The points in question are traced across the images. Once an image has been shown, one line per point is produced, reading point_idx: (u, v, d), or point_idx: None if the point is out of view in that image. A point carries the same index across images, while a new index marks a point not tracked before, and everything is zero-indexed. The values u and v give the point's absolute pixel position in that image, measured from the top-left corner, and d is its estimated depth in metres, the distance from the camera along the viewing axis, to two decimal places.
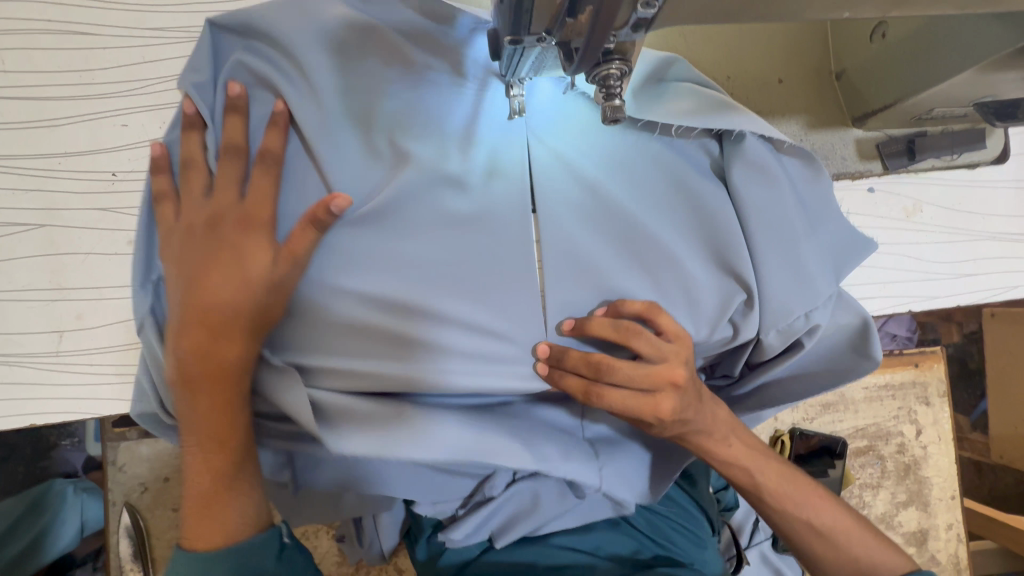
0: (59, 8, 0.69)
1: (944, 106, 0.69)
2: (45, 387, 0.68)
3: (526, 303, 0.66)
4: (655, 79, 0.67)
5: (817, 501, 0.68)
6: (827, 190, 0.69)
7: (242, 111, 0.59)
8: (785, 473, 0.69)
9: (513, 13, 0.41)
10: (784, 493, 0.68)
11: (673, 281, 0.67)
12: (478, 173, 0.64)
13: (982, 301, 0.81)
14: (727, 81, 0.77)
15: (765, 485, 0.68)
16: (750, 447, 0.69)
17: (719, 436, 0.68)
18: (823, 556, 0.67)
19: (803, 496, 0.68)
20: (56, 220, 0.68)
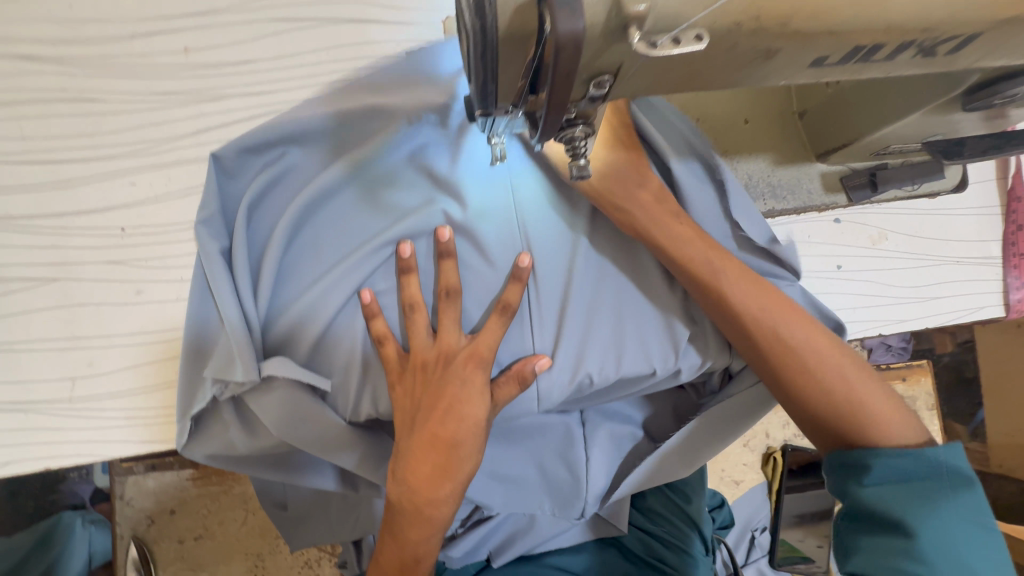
0: (72, 78, 0.75)
1: (900, 142, 0.72)
2: (58, 432, 0.72)
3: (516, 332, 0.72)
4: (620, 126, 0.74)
5: (861, 385, 0.65)
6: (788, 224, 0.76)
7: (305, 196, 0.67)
8: (830, 354, 0.66)
9: (480, 94, 0.45)
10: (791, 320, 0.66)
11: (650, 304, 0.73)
12: (466, 216, 0.70)
13: (952, 322, 0.85)
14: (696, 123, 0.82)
15: (808, 364, 0.65)
16: (799, 322, 0.66)
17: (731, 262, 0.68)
18: (843, 391, 0.65)
19: (819, 360, 0.65)
20: (69, 274, 0.73)
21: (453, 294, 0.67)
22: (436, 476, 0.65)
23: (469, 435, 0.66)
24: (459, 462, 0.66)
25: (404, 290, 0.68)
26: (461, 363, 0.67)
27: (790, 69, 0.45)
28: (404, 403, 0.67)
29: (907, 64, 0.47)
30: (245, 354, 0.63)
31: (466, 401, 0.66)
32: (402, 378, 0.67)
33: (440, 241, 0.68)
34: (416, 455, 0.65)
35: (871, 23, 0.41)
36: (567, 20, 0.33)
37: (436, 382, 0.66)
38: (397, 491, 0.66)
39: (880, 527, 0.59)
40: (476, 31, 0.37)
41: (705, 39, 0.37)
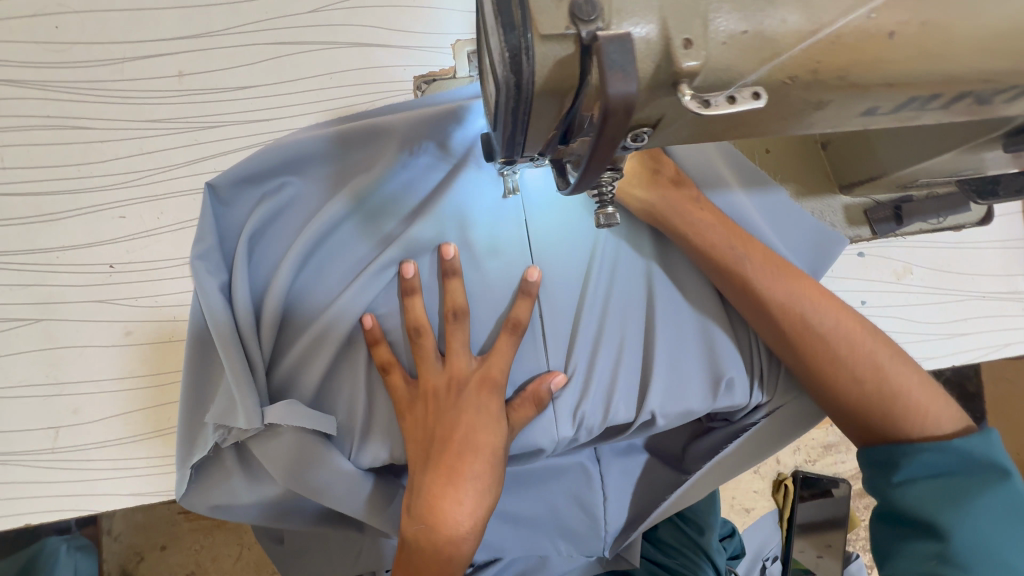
0: (57, 104, 0.70)
1: (929, 177, 0.69)
2: (39, 485, 0.67)
3: (528, 352, 0.68)
4: None
5: (898, 373, 0.63)
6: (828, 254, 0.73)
7: (312, 230, 0.62)
8: (863, 346, 0.64)
9: (505, 144, 0.41)
10: (824, 321, 0.64)
11: (672, 337, 0.69)
12: (474, 252, 0.66)
13: (977, 359, 0.82)
14: None
15: (843, 362, 0.63)
16: (833, 316, 0.64)
17: (763, 258, 0.66)
18: (886, 390, 0.62)
19: (852, 357, 0.63)
20: (53, 314, 0.68)
21: (462, 316, 0.63)
22: (454, 505, 0.59)
23: (484, 457, 0.61)
24: (479, 489, 0.60)
25: (408, 314, 0.64)
26: (472, 390, 0.64)
27: (841, 118, 0.42)
28: (416, 432, 0.64)
29: (961, 112, 0.44)
30: (245, 399, 0.58)
31: (481, 428, 0.62)
32: (411, 405, 0.64)
33: (445, 259, 0.63)
34: (433, 485, 0.60)
35: (931, 73, 0.38)
36: (618, 82, 0.29)
37: (447, 405, 0.63)
38: (414, 528, 0.59)
39: (919, 530, 0.58)
40: (509, 85, 0.33)
41: (762, 97, 0.34)
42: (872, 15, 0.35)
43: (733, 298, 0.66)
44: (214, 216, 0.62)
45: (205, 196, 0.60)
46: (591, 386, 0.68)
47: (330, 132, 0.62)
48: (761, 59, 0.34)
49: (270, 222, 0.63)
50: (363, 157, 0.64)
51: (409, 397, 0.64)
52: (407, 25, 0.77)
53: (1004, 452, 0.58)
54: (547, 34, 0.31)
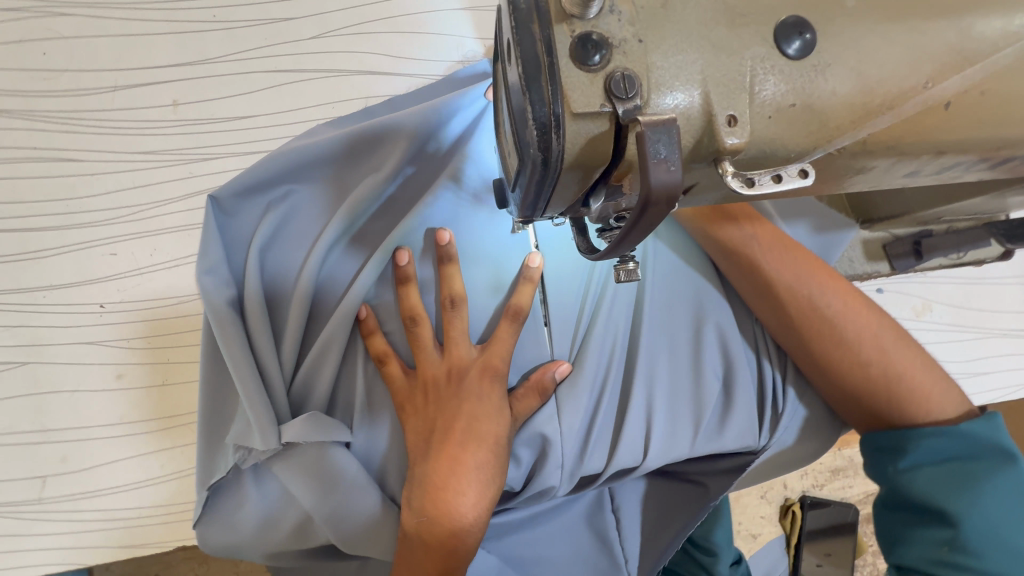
0: (45, 135, 0.67)
1: (955, 214, 0.66)
2: (25, 538, 0.63)
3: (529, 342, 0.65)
4: None
5: (905, 357, 0.61)
6: None
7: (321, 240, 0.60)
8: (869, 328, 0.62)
9: (525, 208, 0.38)
10: (829, 302, 0.62)
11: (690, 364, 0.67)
12: (483, 287, 0.64)
13: (997, 399, 0.79)
14: None
15: (852, 347, 0.61)
16: (841, 301, 0.62)
17: (772, 242, 0.63)
18: (897, 374, 0.60)
19: (858, 341, 0.61)
20: (39, 356, 0.65)
21: (459, 301, 0.59)
22: (456, 494, 0.56)
23: (485, 443, 0.59)
24: (479, 477, 0.57)
25: (403, 302, 0.60)
26: (473, 376, 0.61)
27: (882, 180, 0.39)
28: (415, 423, 0.61)
29: (1008, 170, 0.42)
30: (263, 425, 0.57)
31: (483, 417, 0.60)
32: (408, 394, 0.61)
33: (441, 244, 0.60)
34: (433, 474, 0.57)
35: (984, 140, 0.35)
36: (660, 169, 0.26)
37: (446, 392, 0.61)
38: (414, 520, 0.56)
39: (923, 516, 0.56)
40: (536, 163, 0.30)
41: (809, 175, 0.31)
42: (927, 83, 0.33)
43: (741, 282, 0.64)
44: (219, 228, 0.60)
45: (206, 210, 0.60)
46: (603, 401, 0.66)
47: (336, 140, 0.60)
48: (808, 133, 0.31)
49: (278, 232, 0.61)
50: (370, 163, 0.62)
51: (405, 386, 0.61)
52: (413, 51, 0.74)
53: (1007, 437, 0.56)
54: (580, 109, 0.28)
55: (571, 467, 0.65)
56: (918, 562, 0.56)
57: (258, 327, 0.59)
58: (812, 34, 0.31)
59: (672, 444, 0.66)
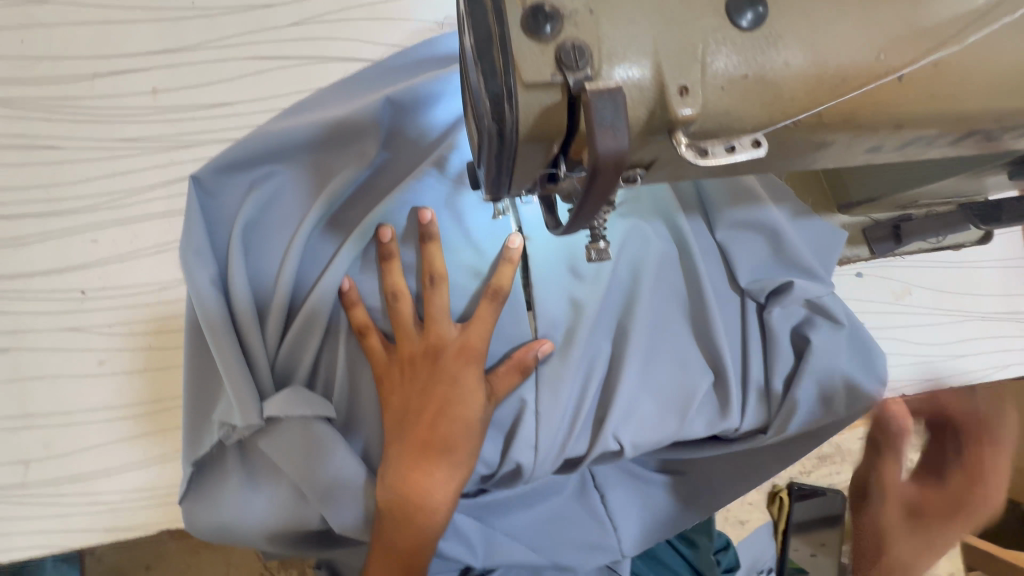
0: (25, 122, 0.67)
1: (931, 198, 0.67)
2: (10, 522, 0.64)
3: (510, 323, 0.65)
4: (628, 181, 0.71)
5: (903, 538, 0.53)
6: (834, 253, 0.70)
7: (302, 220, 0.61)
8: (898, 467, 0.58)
9: (491, 186, 0.39)
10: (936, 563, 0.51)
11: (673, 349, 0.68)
12: (464, 272, 0.64)
13: (977, 381, 0.80)
14: None
15: None
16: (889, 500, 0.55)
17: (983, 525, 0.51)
18: None
19: None
20: (22, 344, 0.65)
21: (438, 279, 0.60)
22: (428, 475, 0.59)
23: (463, 423, 0.60)
24: (448, 456, 0.60)
25: (385, 278, 0.61)
26: (451, 356, 0.60)
27: (844, 156, 0.39)
28: (393, 401, 0.61)
29: (970, 146, 0.42)
30: (247, 403, 0.58)
31: (461, 398, 0.60)
32: (388, 368, 0.61)
33: (424, 223, 0.61)
34: (407, 451, 0.59)
35: (941, 113, 0.36)
36: (607, 137, 0.27)
37: (424, 372, 0.61)
38: (386, 497, 0.59)
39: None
40: (492, 135, 0.31)
41: (762, 146, 0.32)
42: (881, 56, 0.33)
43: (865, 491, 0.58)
44: (202, 207, 0.62)
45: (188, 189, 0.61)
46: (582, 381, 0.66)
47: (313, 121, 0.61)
48: (763, 104, 0.32)
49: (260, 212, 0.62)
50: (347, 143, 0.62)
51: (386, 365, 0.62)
52: (394, 37, 0.73)
53: None
54: (533, 81, 0.29)
55: (547, 450, 0.65)
56: None
57: (240, 305, 0.61)
58: (763, 7, 0.31)
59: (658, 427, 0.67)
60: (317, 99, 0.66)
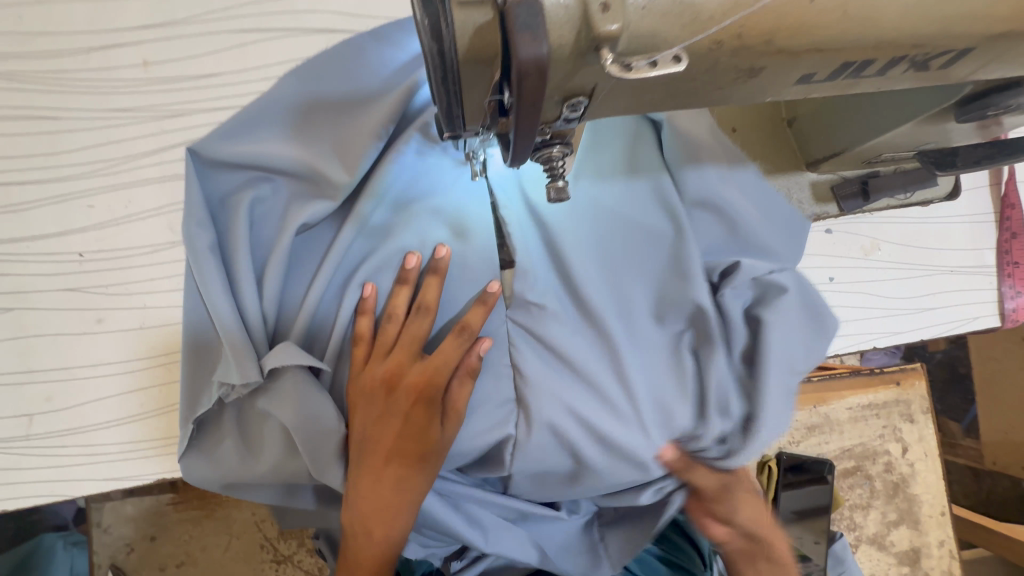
0: (25, 95, 0.71)
1: (892, 151, 0.69)
2: (16, 471, 0.68)
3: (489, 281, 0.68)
4: (601, 125, 0.68)
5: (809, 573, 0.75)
6: (796, 229, 0.71)
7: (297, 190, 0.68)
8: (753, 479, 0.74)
9: (444, 117, 0.41)
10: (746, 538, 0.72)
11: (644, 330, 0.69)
12: (442, 233, 0.68)
13: (947, 333, 0.82)
14: (734, 133, 0.77)
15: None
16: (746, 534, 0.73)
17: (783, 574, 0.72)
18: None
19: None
20: (24, 303, 0.69)
21: (426, 312, 0.64)
22: (384, 513, 0.64)
23: (418, 460, 0.64)
24: (402, 492, 0.64)
25: (393, 300, 0.65)
26: (409, 389, 0.64)
27: (775, 87, 0.42)
28: (369, 394, 0.64)
29: (900, 78, 0.45)
30: (243, 358, 0.61)
31: (419, 433, 0.64)
32: (356, 408, 0.65)
33: (435, 258, 0.65)
34: (374, 468, 0.63)
35: (859, 38, 0.39)
36: (528, 45, 0.30)
37: (379, 413, 0.64)
38: (349, 516, 0.65)
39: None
40: (432, 53, 0.34)
41: (683, 62, 0.35)
42: None
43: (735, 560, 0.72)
44: (200, 175, 0.67)
45: (188, 161, 0.67)
46: (539, 357, 0.68)
47: (302, 98, 0.68)
48: (683, 26, 0.34)
49: (256, 183, 0.68)
50: (334, 116, 0.68)
51: (367, 370, 0.65)
52: (375, 9, 0.77)
53: None
54: (465, 1, 0.33)
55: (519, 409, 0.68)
56: None
57: (236, 267, 0.65)
58: None
59: (624, 434, 0.68)
60: (301, 68, 0.69)
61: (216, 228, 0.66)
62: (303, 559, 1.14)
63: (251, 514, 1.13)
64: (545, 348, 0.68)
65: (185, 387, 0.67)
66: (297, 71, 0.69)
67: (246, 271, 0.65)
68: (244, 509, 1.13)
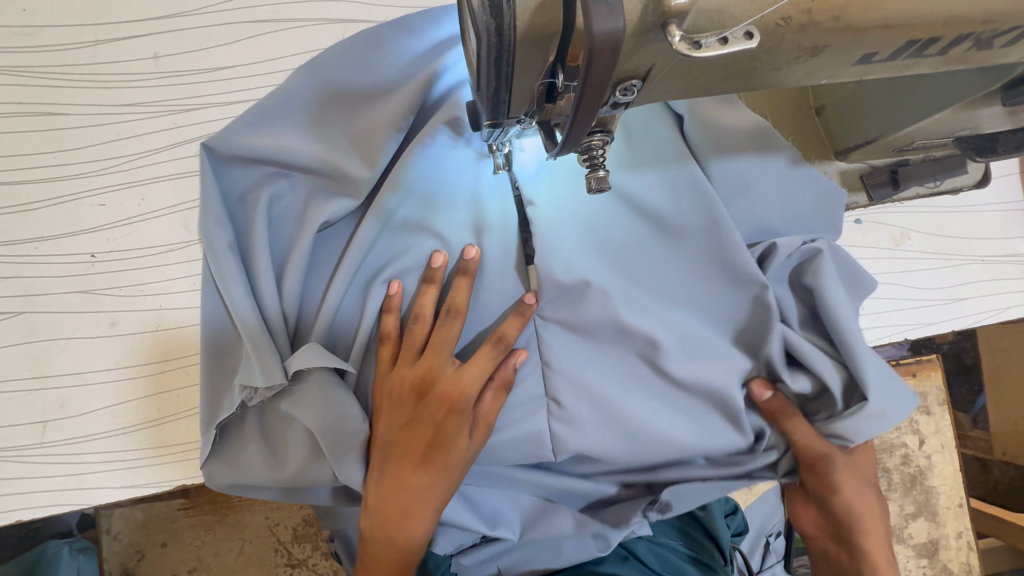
0: (30, 90, 0.68)
1: (925, 139, 0.67)
2: (30, 480, 0.66)
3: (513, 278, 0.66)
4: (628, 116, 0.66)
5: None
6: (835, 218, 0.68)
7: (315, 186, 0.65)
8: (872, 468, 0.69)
9: (489, 103, 0.39)
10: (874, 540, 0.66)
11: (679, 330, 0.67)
12: (464, 229, 0.65)
13: (978, 324, 0.81)
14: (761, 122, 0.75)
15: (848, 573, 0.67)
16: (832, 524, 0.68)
17: None
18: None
19: None
20: (34, 306, 0.67)
21: (457, 315, 0.61)
22: (404, 520, 0.60)
23: (445, 468, 0.61)
24: (426, 502, 0.61)
25: (420, 300, 0.63)
26: (440, 393, 0.61)
27: (833, 68, 0.40)
28: (397, 398, 0.62)
29: (958, 58, 0.43)
30: (267, 359, 0.59)
31: (445, 442, 0.61)
32: (381, 411, 0.63)
33: (465, 259, 0.63)
34: (397, 478, 0.60)
35: (925, 14, 0.37)
36: (604, 19, 0.28)
37: (409, 417, 0.61)
38: (369, 523, 0.61)
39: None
40: (490, 32, 0.32)
41: (755, 39, 0.33)
42: None
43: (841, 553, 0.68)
44: (217, 173, 0.65)
45: (204, 158, 0.65)
46: (571, 354, 0.66)
47: (319, 90, 0.65)
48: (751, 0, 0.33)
49: (273, 180, 0.65)
50: (353, 108, 0.65)
51: (395, 374, 0.62)
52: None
53: None
54: None
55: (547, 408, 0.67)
56: None
57: (255, 266, 0.63)
58: None
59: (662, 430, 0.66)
60: (316, 59, 0.66)
61: (234, 226, 0.64)
62: (318, 563, 1.12)
63: (265, 517, 1.11)
64: (571, 348, 0.66)
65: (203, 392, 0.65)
66: (314, 63, 0.67)
67: (266, 272, 0.62)
68: (257, 513, 1.11)
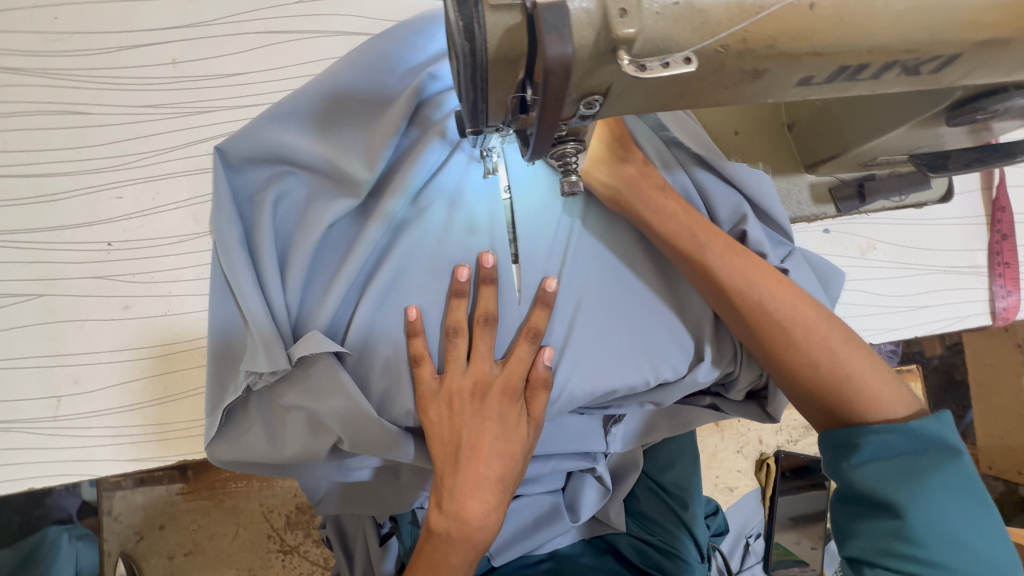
0: (58, 91, 0.74)
1: (887, 154, 0.72)
2: (43, 450, 0.71)
3: (508, 283, 0.71)
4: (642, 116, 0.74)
5: (811, 314, 0.65)
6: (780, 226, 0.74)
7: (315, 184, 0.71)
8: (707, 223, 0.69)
9: (468, 114, 0.44)
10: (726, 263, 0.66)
11: (665, 335, 0.73)
12: (455, 230, 0.70)
13: (939, 331, 0.86)
14: (736, 135, 0.81)
15: (752, 294, 0.65)
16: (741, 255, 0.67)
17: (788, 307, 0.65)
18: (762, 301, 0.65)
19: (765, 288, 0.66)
20: (53, 290, 0.72)
21: (492, 323, 0.67)
22: (482, 519, 0.66)
23: (501, 461, 0.67)
24: (499, 494, 0.67)
25: (450, 313, 0.68)
26: (495, 394, 0.67)
27: (777, 88, 0.45)
28: (441, 408, 0.67)
29: (892, 82, 0.48)
30: (272, 345, 0.64)
31: (492, 441, 0.67)
32: (429, 421, 0.67)
33: (484, 267, 0.68)
34: (464, 484, 0.66)
35: (853, 44, 0.42)
36: (556, 45, 0.34)
37: (475, 418, 0.67)
38: (446, 524, 0.66)
39: (875, 508, 0.58)
40: (465, 53, 0.38)
41: (693, 62, 0.39)
42: None
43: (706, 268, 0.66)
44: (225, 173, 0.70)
45: (216, 160, 0.70)
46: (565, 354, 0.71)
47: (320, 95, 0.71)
48: (693, 30, 0.39)
49: (278, 180, 0.70)
50: (350, 110, 0.71)
51: (436, 385, 0.67)
52: (393, 14, 0.80)
53: (952, 432, 0.58)
54: (496, 6, 0.37)
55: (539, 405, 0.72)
56: (866, 551, 0.58)
57: (265, 264, 0.67)
58: None
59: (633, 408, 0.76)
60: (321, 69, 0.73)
61: (242, 223, 0.69)
62: (309, 550, 1.16)
63: (259, 504, 1.15)
64: (561, 354, 0.71)
65: (209, 374, 0.70)
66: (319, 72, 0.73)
67: (274, 267, 0.67)
68: (252, 499, 1.15)
